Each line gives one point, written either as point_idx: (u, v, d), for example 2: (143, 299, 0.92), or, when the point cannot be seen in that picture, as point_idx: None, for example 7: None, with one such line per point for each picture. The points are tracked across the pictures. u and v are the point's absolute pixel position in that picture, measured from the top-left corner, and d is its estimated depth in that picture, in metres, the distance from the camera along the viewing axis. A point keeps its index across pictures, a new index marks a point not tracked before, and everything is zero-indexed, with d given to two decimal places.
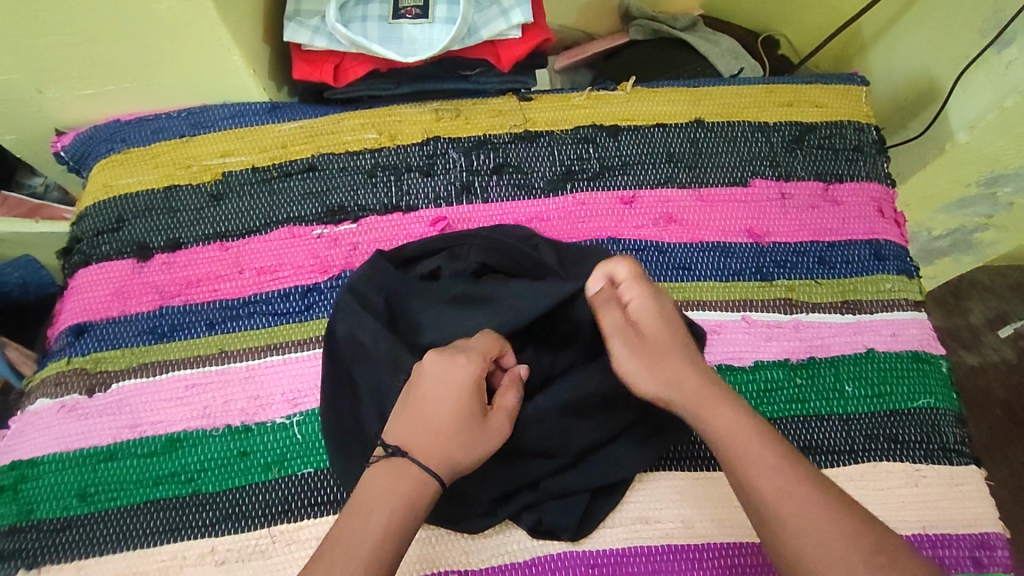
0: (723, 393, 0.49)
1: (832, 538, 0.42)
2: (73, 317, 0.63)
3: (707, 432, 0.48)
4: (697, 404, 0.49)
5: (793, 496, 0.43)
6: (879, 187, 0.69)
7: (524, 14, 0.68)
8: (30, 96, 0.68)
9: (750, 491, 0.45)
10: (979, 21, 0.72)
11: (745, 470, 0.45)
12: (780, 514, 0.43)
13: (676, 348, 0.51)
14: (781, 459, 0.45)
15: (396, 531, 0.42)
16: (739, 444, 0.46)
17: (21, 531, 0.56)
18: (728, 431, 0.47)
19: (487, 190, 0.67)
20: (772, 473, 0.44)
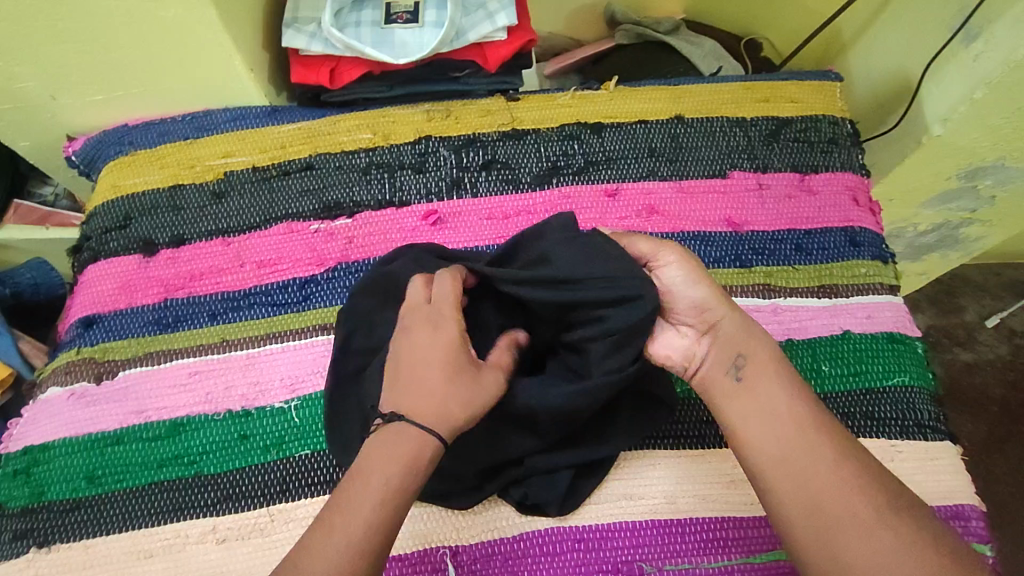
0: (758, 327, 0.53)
1: (847, 482, 0.44)
2: (83, 310, 0.66)
3: (744, 355, 0.50)
4: (741, 325, 0.52)
5: (814, 438, 0.46)
6: (853, 176, 0.72)
7: (509, 17, 0.71)
8: (45, 102, 0.72)
9: (780, 434, 0.47)
10: (948, 18, 0.75)
11: (775, 413, 0.48)
12: (801, 453, 0.46)
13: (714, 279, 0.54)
14: (808, 407, 0.48)
15: (391, 505, 0.44)
16: (768, 379, 0.49)
17: (32, 511, 0.58)
18: (763, 364, 0.50)
19: (477, 185, 0.70)
20: (804, 415, 0.47)
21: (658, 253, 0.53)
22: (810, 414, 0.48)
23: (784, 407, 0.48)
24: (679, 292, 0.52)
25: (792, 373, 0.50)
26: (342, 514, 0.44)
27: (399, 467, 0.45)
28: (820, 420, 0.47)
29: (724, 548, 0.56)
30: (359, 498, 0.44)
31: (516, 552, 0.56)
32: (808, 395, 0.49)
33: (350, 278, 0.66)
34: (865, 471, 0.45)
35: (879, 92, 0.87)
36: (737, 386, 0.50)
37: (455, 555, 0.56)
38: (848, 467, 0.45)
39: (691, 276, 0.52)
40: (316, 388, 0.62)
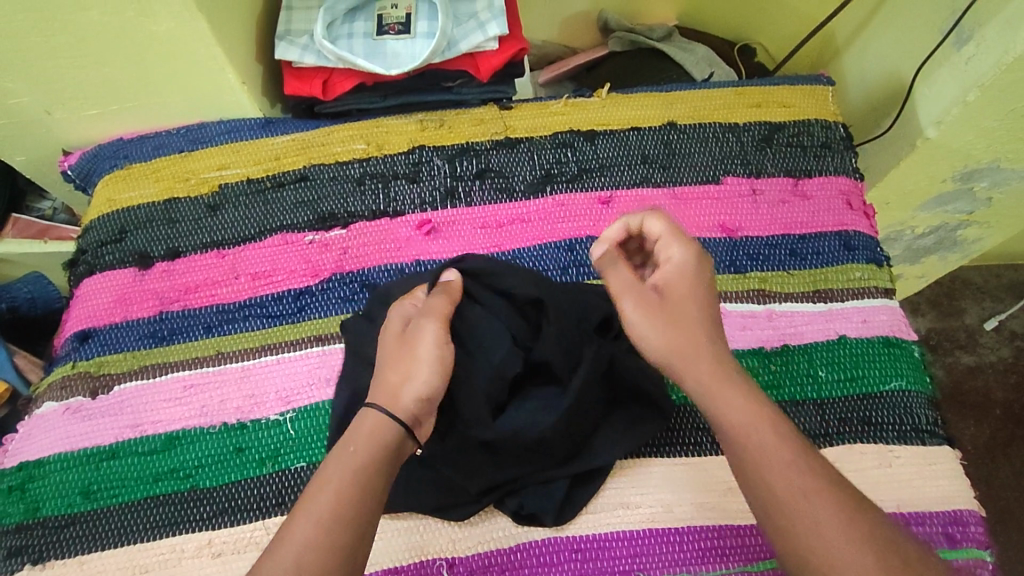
0: (735, 372, 0.48)
1: (834, 543, 0.41)
2: (78, 324, 0.66)
3: (712, 410, 0.47)
4: (704, 380, 0.48)
5: (803, 499, 0.43)
6: (847, 180, 0.72)
7: (500, 27, 0.72)
8: (40, 117, 0.72)
9: (767, 485, 0.44)
10: (939, 21, 0.75)
11: (765, 462, 0.45)
12: (783, 511, 0.43)
13: (694, 316, 0.50)
14: (801, 456, 0.45)
15: (344, 512, 0.43)
16: (748, 430, 0.46)
17: (28, 528, 0.58)
18: (739, 421, 0.46)
19: (471, 194, 0.70)
20: (792, 468, 0.44)
21: (619, 300, 0.52)
22: (794, 468, 0.44)
23: (763, 464, 0.44)
24: (642, 344, 0.50)
25: (781, 423, 0.46)
26: (308, 512, 0.43)
27: (361, 453, 0.46)
28: (816, 471, 0.44)
29: (722, 556, 0.56)
30: (320, 494, 0.44)
31: (513, 562, 0.56)
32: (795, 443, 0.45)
33: (345, 289, 0.66)
34: (858, 530, 0.42)
35: (872, 96, 0.87)
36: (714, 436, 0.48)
37: (452, 567, 0.56)
38: (836, 528, 0.42)
39: (649, 330, 0.50)
40: (312, 400, 0.62)
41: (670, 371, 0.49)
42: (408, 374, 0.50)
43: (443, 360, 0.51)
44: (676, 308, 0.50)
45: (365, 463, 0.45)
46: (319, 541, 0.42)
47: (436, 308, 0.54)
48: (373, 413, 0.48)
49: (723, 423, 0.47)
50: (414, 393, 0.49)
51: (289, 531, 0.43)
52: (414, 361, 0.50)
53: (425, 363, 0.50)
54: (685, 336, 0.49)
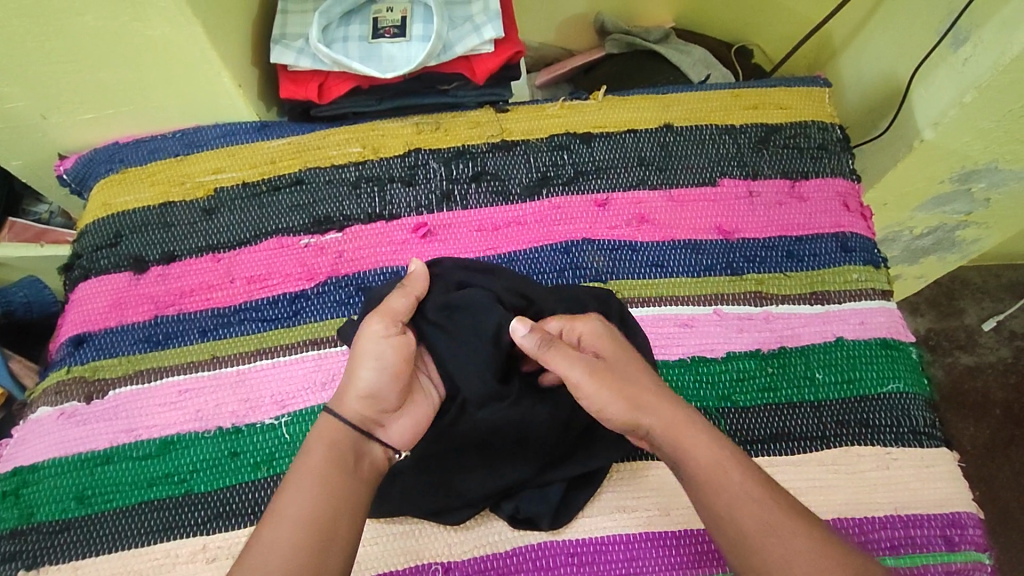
0: (693, 417, 0.50)
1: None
2: (72, 329, 0.66)
3: (683, 461, 0.48)
4: (672, 430, 0.49)
5: (771, 538, 0.45)
6: (844, 182, 0.72)
7: (496, 30, 0.72)
8: (35, 122, 0.72)
9: (738, 527, 0.46)
10: (935, 22, 0.75)
11: (733, 504, 0.46)
12: (758, 558, 0.45)
13: (632, 372, 0.51)
14: (766, 492, 0.47)
15: (318, 519, 0.44)
16: (714, 480, 0.47)
17: (22, 533, 0.58)
18: (706, 464, 0.48)
19: (467, 197, 0.70)
20: (759, 508, 0.46)
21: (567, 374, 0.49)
22: (761, 510, 0.46)
23: (735, 512, 0.46)
24: (601, 410, 0.50)
25: (743, 461, 0.48)
26: (276, 518, 0.44)
27: (320, 455, 0.47)
28: (780, 506, 0.46)
29: (719, 560, 0.56)
30: (286, 500, 0.45)
31: (509, 566, 0.55)
32: (756, 483, 0.47)
33: (341, 292, 0.66)
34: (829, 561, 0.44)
35: (869, 97, 0.87)
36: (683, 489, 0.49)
37: (447, 571, 0.55)
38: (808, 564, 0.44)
39: (608, 394, 0.49)
40: (308, 404, 0.61)
41: (635, 426, 0.50)
42: (352, 375, 0.49)
43: (383, 356, 0.49)
44: (621, 369, 0.51)
45: (325, 463, 0.46)
46: (290, 543, 0.43)
47: (388, 304, 0.52)
48: (326, 417, 0.49)
49: (692, 474, 0.48)
50: (357, 393, 0.49)
51: (259, 535, 0.44)
52: (357, 361, 0.50)
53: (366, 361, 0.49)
54: (642, 391, 0.50)
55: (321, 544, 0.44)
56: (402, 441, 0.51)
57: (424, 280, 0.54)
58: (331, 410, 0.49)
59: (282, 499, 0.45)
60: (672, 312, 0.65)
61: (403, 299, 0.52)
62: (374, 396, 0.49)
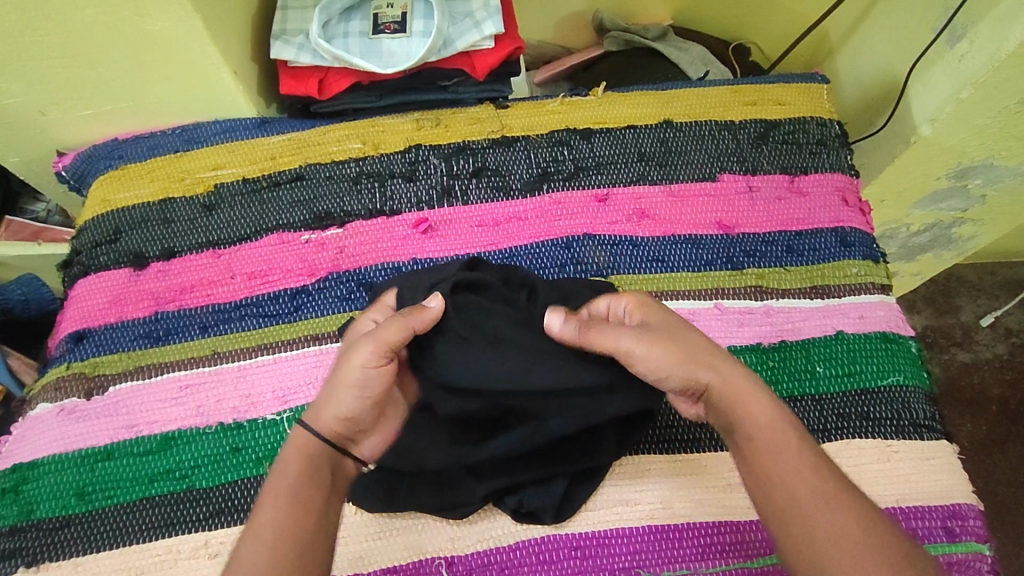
0: (754, 383, 0.51)
1: (858, 553, 0.43)
2: (72, 325, 0.66)
3: (739, 419, 0.50)
4: (728, 387, 0.50)
5: (817, 505, 0.45)
6: (843, 177, 0.72)
7: (496, 26, 0.72)
8: (34, 117, 0.72)
9: (786, 489, 0.46)
10: (931, 18, 0.75)
11: (782, 466, 0.47)
12: (803, 521, 0.45)
13: (683, 338, 0.52)
14: (819, 464, 0.47)
15: (293, 526, 0.46)
16: (771, 440, 0.48)
17: (22, 530, 0.57)
18: (760, 426, 0.49)
19: (467, 193, 0.70)
20: (808, 476, 0.46)
21: (619, 344, 0.50)
22: (814, 477, 0.47)
23: (787, 473, 0.47)
24: (660, 372, 0.50)
25: (798, 432, 0.49)
26: (251, 535, 0.45)
27: (295, 473, 0.48)
28: (830, 480, 0.47)
29: (722, 553, 0.56)
30: (261, 516, 0.46)
31: (512, 561, 0.56)
32: (812, 455, 0.48)
33: (342, 288, 0.66)
34: (876, 540, 0.44)
35: (866, 93, 0.87)
36: (736, 450, 0.50)
37: (451, 565, 0.55)
38: (859, 541, 0.44)
39: (661, 355, 0.50)
40: (309, 399, 0.61)
41: (692, 385, 0.51)
42: (332, 397, 0.50)
43: (365, 386, 0.50)
44: (667, 332, 0.52)
45: (300, 480, 0.48)
46: (270, 558, 0.44)
47: (382, 332, 0.49)
48: (297, 431, 0.51)
49: (747, 434, 0.49)
50: (333, 413, 0.50)
51: (240, 548, 0.45)
52: (339, 380, 0.50)
53: (348, 386, 0.50)
54: (695, 351, 0.51)
55: (302, 556, 0.45)
56: (374, 454, 0.53)
57: (431, 323, 0.51)
58: (304, 423, 0.51)
59: (258, 517, 0.46)
60: (674, 306, 0.65)
61: (399, 332, 0.49)
62: (351, 420, 0.50)
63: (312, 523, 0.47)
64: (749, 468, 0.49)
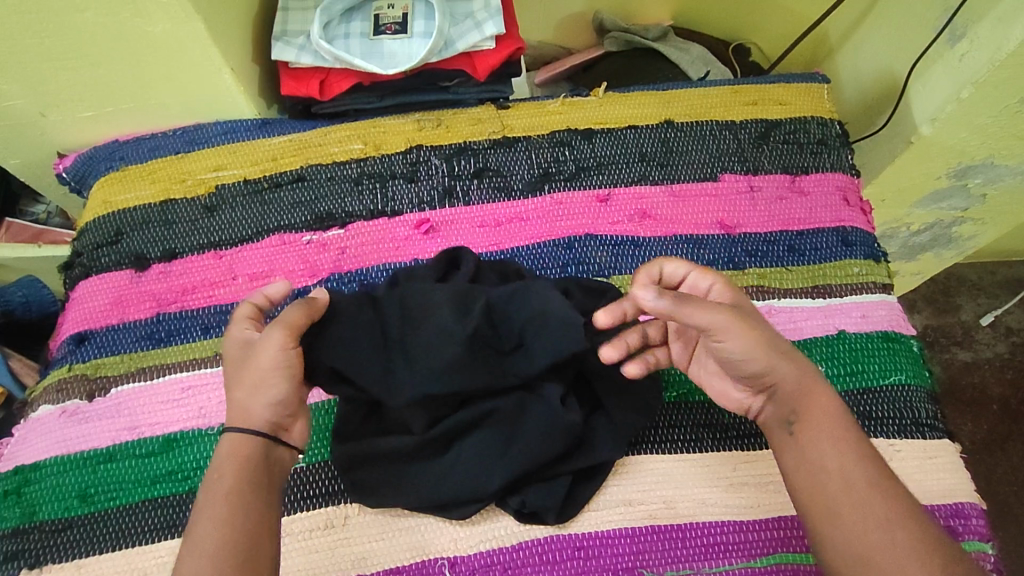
0: (819, 380, 0.51)
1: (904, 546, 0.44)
2: (73, 327, 0.66)
3: (804, 412, 0.50)
4: (801, 382, 0.51)
5: (868, 494, 0.46)
6: (844, 177, 0.72)
7: (497, 26, 0.72)
8: (35, 119, 0.72)
9: (840, 476, 0.47)
10: (931, 18, 0.75)
11: (840, 456, 0.48)
12: (855, 507, 0.46)
13: (770, 330, 0.52)
14: (875, 459, 0.48)
15: (237, 531, 0.45)
16: (828, 430, 0.49)
17: (24, 532, 0.57)
18: (820, 417, 0.50)
19: (469, 193, 0.70)
20: (862, 469, 0.47)
21: (725, 328, 0.49)
22: (868, 470, 0.47)
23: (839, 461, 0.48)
24: (744, 359, 0.50)
25: (854, 427, 0.50)
26: (193, 548, 0.44)
27: (228, 477, 0.47)
28: (882, 475, 0.47)
29: (724, 553, 0.56)
30: (196, 531, 0.45)
31: (515, 561, 0.55)
32: (865, 446, 0.48)
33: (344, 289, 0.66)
34: (921, 534, 0.45)
35: (866, 93, 0.88)
36: (790, 439, 0.50)
37: (454, 566, 0.55)
38: (908, 531, 0.44)
39: (751, 345, 0.50)
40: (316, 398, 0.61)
41: (766, 377, 0.51)
42: (255, 387, 0.49)
43: (290, 367, 0.50)
44: (757, 322, 0.52)
45: (236, 483, 0.47)
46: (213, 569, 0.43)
47: (287, 318, 0.51)
48: (226, 437, 0.49)
49: (808, 424, 0.50)
50: (264, 404, 0.49)
51: (182, 564, 0.44)
52: (259, 374, 0.49)
53: (271, 374, 0.50)
54: (779, 346, 0.51)
55: (248, 561, 0.44)
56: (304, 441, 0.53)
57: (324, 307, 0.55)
58: (233, 428, 0.49)
59: (196, 529, 0.45)
60: None
61: (301, 313, 0.52)
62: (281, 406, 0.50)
63: (252, 523, 0.46)
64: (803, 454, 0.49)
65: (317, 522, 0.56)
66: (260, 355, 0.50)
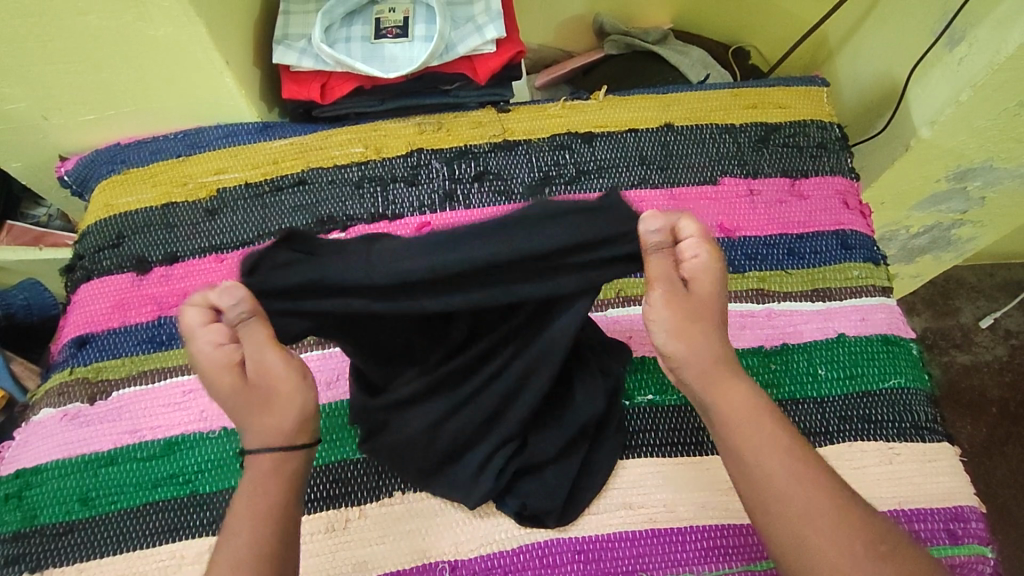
0: (733, 367, 0.47)
1: (832, 538, 0.42)
2: (75, 330, 0.66)
3: (715, 405, 0.46)
4: (709, 376, 0.46)
5: (791, 491, 0.44)
6: (843, 180, 0.73)
7: (498, 30, 0.73)
8: (36, 123, 0.72)
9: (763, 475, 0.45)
10: (931, 21, 0.76)
11: (755, 455, 0.45)
12: (780, 505, 0.44)
13: (710, 313, 0.45)
14: (792, 451, 0.45)
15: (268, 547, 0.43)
16: (746, 421, 0.46)
17: (25, 536, 0.58)
18: (735, 410, 0.46)
19: (469, 196, 0.70)
20: (778, 462, 0.44)
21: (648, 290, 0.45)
22: (789, 462, 0.45)
23: (763, 459, 0.45)
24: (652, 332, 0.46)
25: (770, 415, 0.47)
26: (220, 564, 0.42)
27: (261, 493, 0.43)
28: (800, 465, 0.45)
29: (725, 555, 0.56)
30: (223, 542, 0.43)
31: (516, 564, 0.56)
32: (789, 439, 0.46)
33: None
34: (854, 522, 0.43)
35: (866, 96, 0.88)
36: (712, 432, 0.47)
37: (455, 569, 0.55)
38: (834, 522, 0.43)
39: (670, 322, 0.45)
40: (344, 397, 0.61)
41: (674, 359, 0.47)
42: (283, 403, 0.43)
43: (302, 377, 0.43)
44: (698, 307, 0.45)
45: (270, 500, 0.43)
46: None
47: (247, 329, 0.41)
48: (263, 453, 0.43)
49: (723, 421, 0.46)
50: (297, 419, 0.43)
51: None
52: (278, 390, 0.42)
53: (295, 390, 0.43)
54: (704, 336, 0.45)
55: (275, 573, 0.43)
56: None
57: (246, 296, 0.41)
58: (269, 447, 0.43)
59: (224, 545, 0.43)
60: None
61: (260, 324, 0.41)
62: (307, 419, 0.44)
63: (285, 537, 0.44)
64: (726, 452, 0.46)
65: (319, 526, 0.56)
66: (274, 384, 0.42)
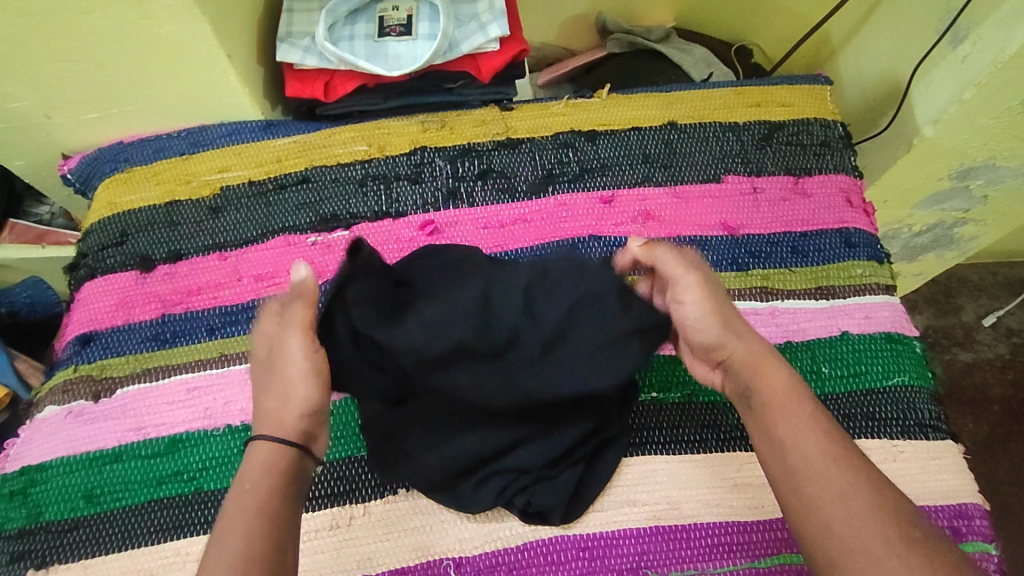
0: (770, 352, 0.52)
1: (861, 518, 0.42)
2: (79, 328, 0.66)
3: (757, 388, 0.50)
4: (751, 356, 0.51)
5: (822, 470, 0.45)
6: (846, 178, 0.73)
7: (501, 28, 0.73)
8: (39, 121, 0.72)
9: (795, 455, 0.46)
10: (934, 19, 0.76)
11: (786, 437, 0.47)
12: (810, 485, 0.45)
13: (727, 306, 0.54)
14: (825, 436, 0.47)
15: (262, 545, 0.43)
16: (783, 407, 0.48)
17: (31, 533, 0.58)
18: (775, 394, 0.49)
19: (472, 194, 0.70)
20: (811, 442, 0.46)
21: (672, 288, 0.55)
22: (822, 444, 0.46)
23: (798, 439, 0.47)
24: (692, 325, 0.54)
25: (807, 398, 0.49)
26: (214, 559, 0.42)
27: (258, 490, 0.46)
28: (832, 447, 0.46)
29: (729, 553, 0.56)
30: (223, 545, 0.42)
31: (521, 561, 0.56)
32: (826, 424, 0.47)
33: None
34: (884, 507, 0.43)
35: (869, 94, 0.88)
36: (752, 418, 0.50)
37: (459, 566, 0.56)
38: (863, 502, 0.43)
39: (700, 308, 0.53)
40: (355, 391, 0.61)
41: (718, 349, 0.53)
42: (290, 391, 0.50)
43: (314, 371, 0.50)
44: (718, 296, 0.54)
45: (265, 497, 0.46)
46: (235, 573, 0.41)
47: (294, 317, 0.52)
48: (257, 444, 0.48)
49: (763, 404, 0.49)
50: (297, 411, 0.50)
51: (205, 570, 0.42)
52: (288, 379, 0.50)
53: (300, 381, 0.50)
54: (734, 321, 0.53)
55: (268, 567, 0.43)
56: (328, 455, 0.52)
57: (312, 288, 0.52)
58: (264, 433, 0.49)
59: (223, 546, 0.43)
60: None
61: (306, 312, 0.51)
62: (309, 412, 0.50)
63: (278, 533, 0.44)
64: (763, 435, 0.49)
65: (323, 524, 0.56)
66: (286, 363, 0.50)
